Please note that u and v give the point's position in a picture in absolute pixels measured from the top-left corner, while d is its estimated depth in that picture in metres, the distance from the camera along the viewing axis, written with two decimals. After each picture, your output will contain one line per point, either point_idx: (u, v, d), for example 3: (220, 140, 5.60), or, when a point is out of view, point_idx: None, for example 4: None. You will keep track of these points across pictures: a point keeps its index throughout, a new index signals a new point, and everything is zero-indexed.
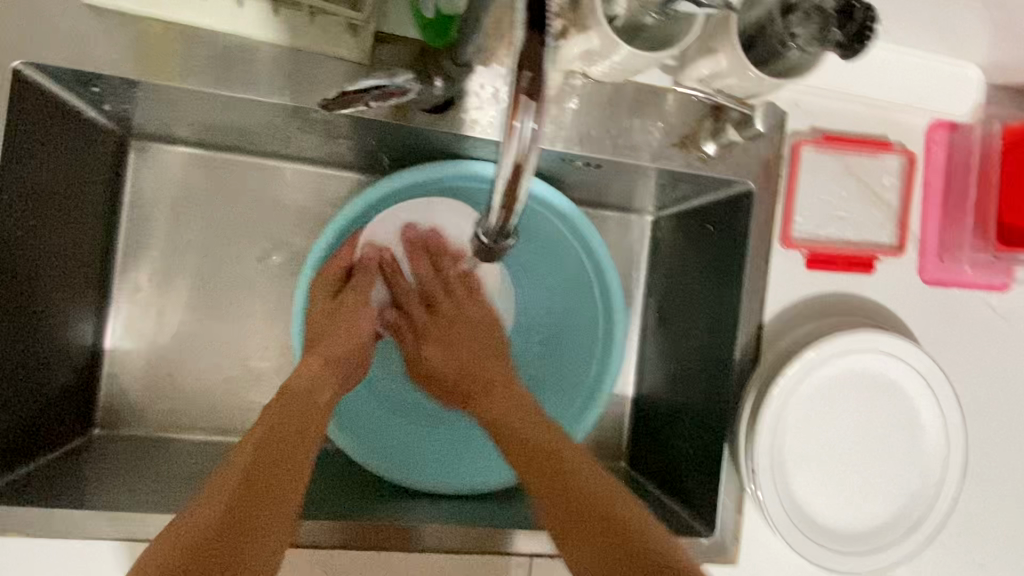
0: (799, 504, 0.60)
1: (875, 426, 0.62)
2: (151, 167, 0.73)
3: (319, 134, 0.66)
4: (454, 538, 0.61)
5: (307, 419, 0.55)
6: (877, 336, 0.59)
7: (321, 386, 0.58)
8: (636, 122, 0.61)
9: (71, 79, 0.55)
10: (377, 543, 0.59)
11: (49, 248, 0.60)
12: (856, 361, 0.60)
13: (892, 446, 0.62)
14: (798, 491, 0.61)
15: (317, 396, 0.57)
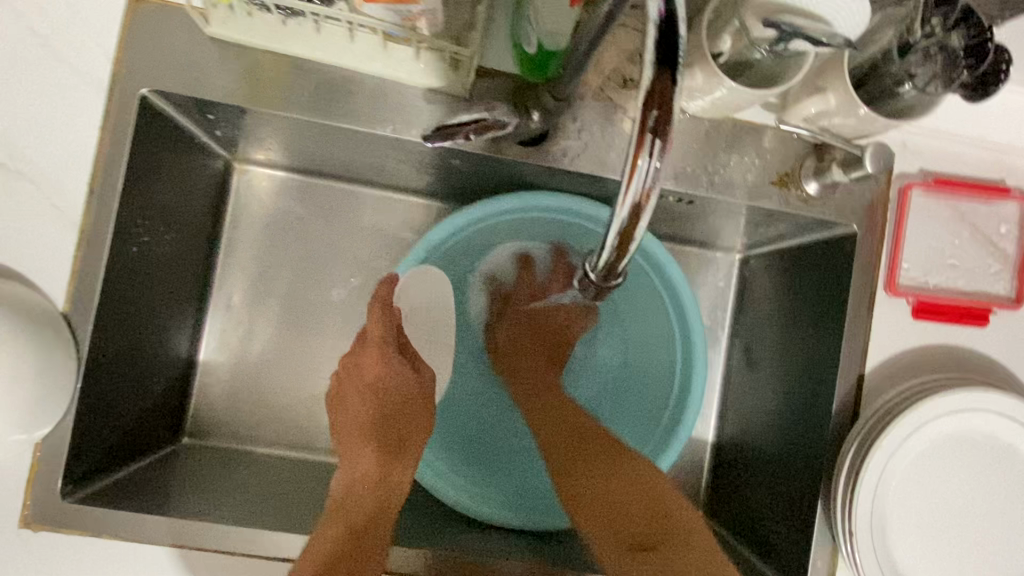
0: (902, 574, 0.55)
1: (990, 494, 0.57)
2: (251, 189, 0.76)
3: (416, 165, 0.67)
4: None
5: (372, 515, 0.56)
6: (996, 397, 0.54)
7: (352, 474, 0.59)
8: (732, 160, 0.60)
9: (190, 105, 0.58)
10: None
11: (156, 262, 0.64)
12: (972, 422, 0.55)
13: (1009, 518, 0.57)
14: (902, 561, 0.56)
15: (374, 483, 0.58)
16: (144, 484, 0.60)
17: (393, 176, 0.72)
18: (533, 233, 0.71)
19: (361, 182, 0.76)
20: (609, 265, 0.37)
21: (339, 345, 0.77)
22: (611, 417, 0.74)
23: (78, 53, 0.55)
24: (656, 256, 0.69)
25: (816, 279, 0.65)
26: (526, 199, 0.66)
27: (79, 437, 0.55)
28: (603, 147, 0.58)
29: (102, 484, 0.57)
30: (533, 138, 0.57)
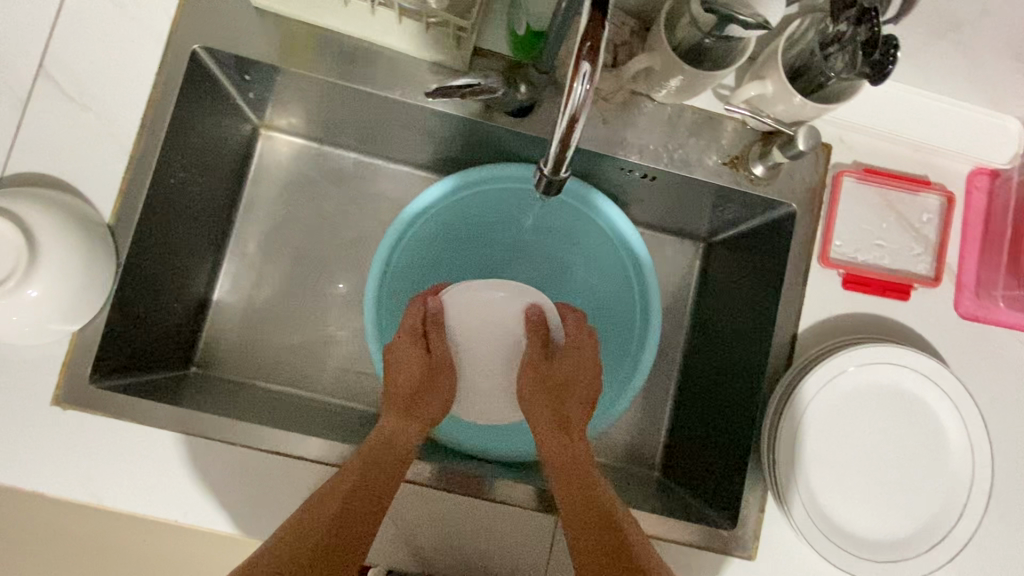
0: (819, 503, 0.63)
1: (900, 440, 0.65)
2: (272, 153, 0.86)
3: (419, 134, 0.78)
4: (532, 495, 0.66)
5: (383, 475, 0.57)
6: (905, 351, 0.63)
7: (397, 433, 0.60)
8: (691, 141, 0.70)
9: (232, 63, 0.68)
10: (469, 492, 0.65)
11: (189, 203, 0.73)
12: (885, 374, 0.64)
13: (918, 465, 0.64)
14: (819, 491, 0.63)
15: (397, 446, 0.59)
16: (157, 389, 0.68)
17: (397, 145, 0.82)
18: (507, 203, 0.80)
19: (370, 152, 0.86)
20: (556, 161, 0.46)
21: (338, 297, 0.86)
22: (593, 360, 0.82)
23: (144, 11, 0.65)
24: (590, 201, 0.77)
25: (762, 255, 0.74)
26: (487, 168, 0.76)
27: (110, 332, 0.64)
28: None
29: (123, 380, 0.66)
30: (518, 110, 0.67)
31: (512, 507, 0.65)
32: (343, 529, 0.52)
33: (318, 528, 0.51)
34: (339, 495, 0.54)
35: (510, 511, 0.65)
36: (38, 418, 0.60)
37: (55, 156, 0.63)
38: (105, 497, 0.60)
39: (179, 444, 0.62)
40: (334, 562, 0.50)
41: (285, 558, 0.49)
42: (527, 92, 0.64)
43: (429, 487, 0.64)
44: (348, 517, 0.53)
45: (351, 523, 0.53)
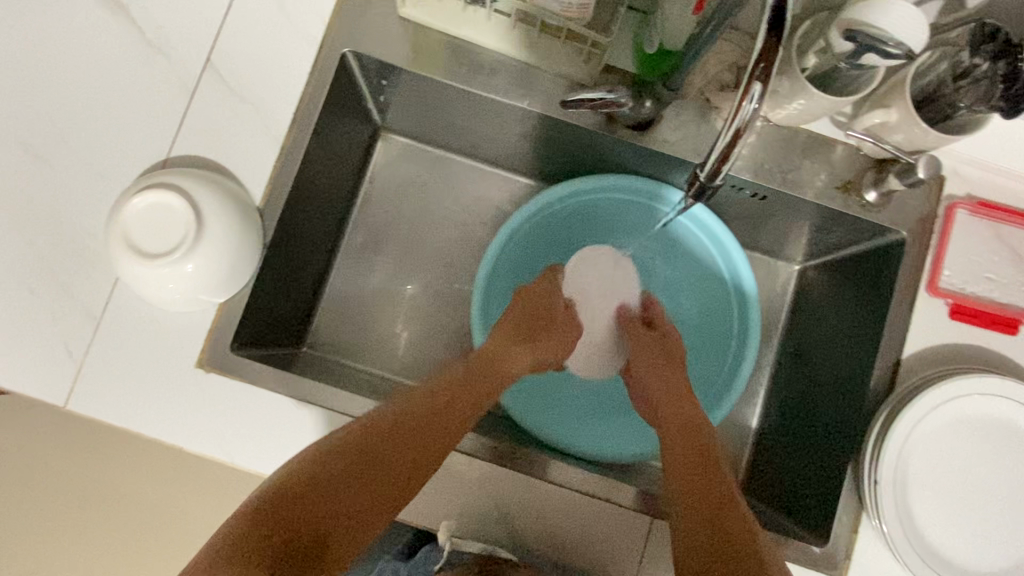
0: (917, 527, 0.63)
1: (1003, 472, 0.65)
2: (389, 152, 0.92)
3: (534, 142, 0.82)
4: (594, 485, 0.68)
5: (454, 403, 0.63)
6: (1012, 384, 0.63)
7: (478, 380, 0.67)
8: (805, 164, 0.72)
9: (374, 66, 0.74)
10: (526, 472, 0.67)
11: (321, 192, 0.79)
12: (994, 405, 0.64)
13: (1018, 502, 0.65)
14: (917, 515, 0.64)
15: (478, 392, 0.66)
16: (282, 365, 0.74)
17: (510, 152, 0.87)
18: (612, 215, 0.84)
19: (478, 156, 0.91)
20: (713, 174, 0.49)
21: (440, 293, 0.90)
22: None
23: (300, 14, 0.71)
24: (706, 223, 0.81)
25: (865, 282, 0.75)
26: (609, 175, 0.80)
27: (251, 306, 0.69)
28: (698, 138, 0.71)
29: (254, 352, 0.71)
30: (640, 124, 0.70)
31: (579, 494, 0.67)
32: (381, 465, 0.55)
33: (369, 446, 0.56)
34: (390, 431, 0.58)
35: (584, 499, 0.67)
36: (183, 378, 0.66)
37: (215, 142, 0.69)
38: (236, 456, 0.65)
39: (303, 413, 0.66)
40: (358, 483, 0.54)
41: (327, 467, 0.53)
42: (652, 107, 0.67)
43: (495, 467, 0.67)
44: (389, 454, 0.56)
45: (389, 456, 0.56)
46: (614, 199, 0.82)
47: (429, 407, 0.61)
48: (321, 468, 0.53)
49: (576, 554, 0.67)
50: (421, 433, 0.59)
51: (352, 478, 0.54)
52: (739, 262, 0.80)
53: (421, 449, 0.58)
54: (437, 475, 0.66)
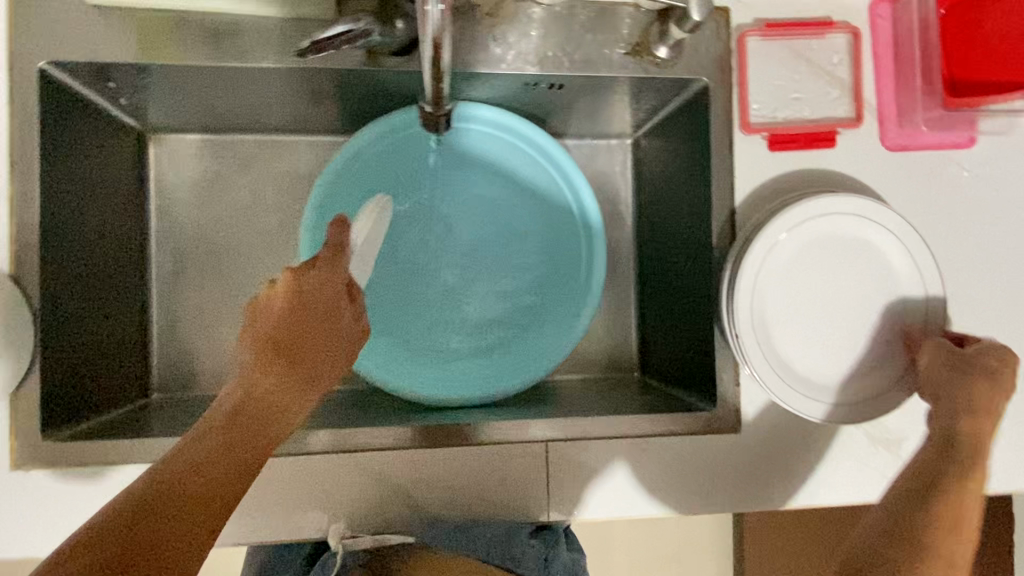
0: (786, 364, 0.64)
1: (852, 281, 0.66)
2: (169, 156, 0.82)
3: (312, 99, 0.74)
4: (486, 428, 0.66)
5: (260, 431, 0.48)
6: (831, 198, 0.64)
7: (286, 393, 0.50)
8: (588, 38, 0.67)
9: (89, 73, 0.63)
10: (425, 441, 0.65)
11: (95, 228, 0.70)
12: (821, 224, 0.65)
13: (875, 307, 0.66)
14: (783, 352, 0.65)
15: (286, 409, 0.50)
16: (123, 425, 0.67)
17: (296, 116, 0.79)
18: (418, 154, 0.78)
19: (267, 129, 0.82)
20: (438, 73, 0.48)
21: None
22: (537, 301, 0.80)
23: None
24: (530, 134, 0.78)
25: (685, 140, 0.73)
26: (399, 111, 0.75)
27: (53, 381, 0.62)
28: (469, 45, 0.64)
29: (80, 427, 0.64)
30: (403, 48, 0.63)
31: (476, 446, 0.66)
32: (159, 514, 0.43)
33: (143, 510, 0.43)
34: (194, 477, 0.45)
35: (486, 447, 0.66)
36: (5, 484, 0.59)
37: None
38: None
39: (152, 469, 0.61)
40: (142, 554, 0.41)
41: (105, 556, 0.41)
42: (405, 28, 0.60)
43: (385, 447, 0.65)
44: (166, 500, 0.44)
45: (174, 501, 0.44)
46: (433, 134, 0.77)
47: (228, 425, 0.47)
48: (100, 553, 0.41)
49: (483, 501, 0.66)
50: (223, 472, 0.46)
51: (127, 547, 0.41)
52: (569, 166, 0.78)
53: (199, 473, 0.45)
54: (321, 482, 0.64)
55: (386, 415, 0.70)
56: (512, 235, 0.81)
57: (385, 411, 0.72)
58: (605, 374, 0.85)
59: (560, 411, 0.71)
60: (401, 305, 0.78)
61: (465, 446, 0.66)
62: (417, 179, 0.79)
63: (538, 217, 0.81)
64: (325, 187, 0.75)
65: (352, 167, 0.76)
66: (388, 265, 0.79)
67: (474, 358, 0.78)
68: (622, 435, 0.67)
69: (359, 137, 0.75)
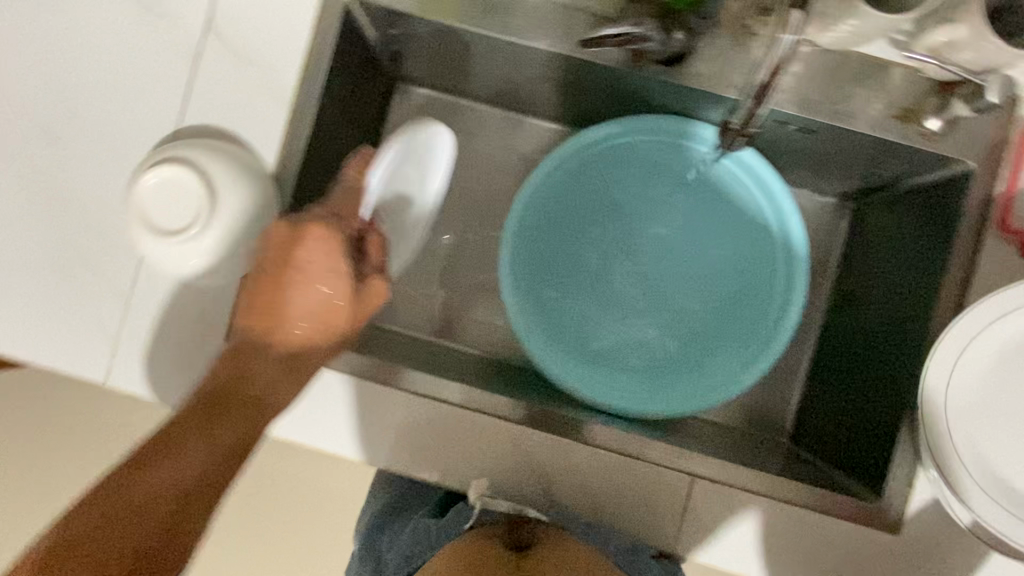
0: (993, 466, 0.58)
1: None
2: (407, 105, 0.88)
3: (557, 84, 0.77)
4: (618, 440, 0.67)
5: (226, 399, 0.54)
6: None
7: (249, 360, 0.55)
8: (857, 91, 0.64)
9: (382, 15, 0.70)
10: (553, 429, 0.67)
11: (338, 152, 0.77)
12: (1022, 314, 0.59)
13: None
14: (988, 451, 0.59)
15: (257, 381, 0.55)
16: None
17: (534, 97, 0.82)
18: (641, 161, 0.79)
19: (500, 102, 0.87)
20: None
21: (467, 248, 0.89)
22: (714, 335, 0.78)
23: None
24: (759, 172, 0.75)
25: (923, 220, 0.69)
26: (636, 116, 0.76)
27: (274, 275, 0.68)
28: (736, 69, 0.64)
29: (281, 321, 0.70)
30: (672, 58, 0.63)
31: (604, 450, 0.66)
32: (165, 518, 0.48)
33: (162, 520, 0.48)
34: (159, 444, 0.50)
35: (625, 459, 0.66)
36: (214, 352, 0.66)
37: (224, 112, 0.67)
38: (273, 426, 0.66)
39: (332, 380, 0.66)
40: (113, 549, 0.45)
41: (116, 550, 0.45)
42: (684, 39, 0.61)
43: (518, 423, 0.67)
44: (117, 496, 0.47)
45: (131, 500, 0.47)
46: (661, 145, 0.77)
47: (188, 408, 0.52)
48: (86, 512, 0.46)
49: (615, 510, 0.67)
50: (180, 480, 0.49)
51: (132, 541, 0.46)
52: (785, 205, 0.75)
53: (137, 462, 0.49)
54: (470, 442, 0.67)
55: (530, 395, 0.72)
56: (707, 262, 0.80)
57: (533, 392, 0.74)
58: (753, 429, 0.82)
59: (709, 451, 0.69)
60: (580, 300, 0.80)
61: (591, 448, 0.67)
62: (631, 184, 0.81)
63: (738, 253, 0.79)
64: (548, 170, 0.79)
65: (575, 158, 0.79)
66: (576, 260, 0.81)
67: (639, 371, 0.77)
68: (759, 489, 0.65)
69: (591, 131, 0.77)
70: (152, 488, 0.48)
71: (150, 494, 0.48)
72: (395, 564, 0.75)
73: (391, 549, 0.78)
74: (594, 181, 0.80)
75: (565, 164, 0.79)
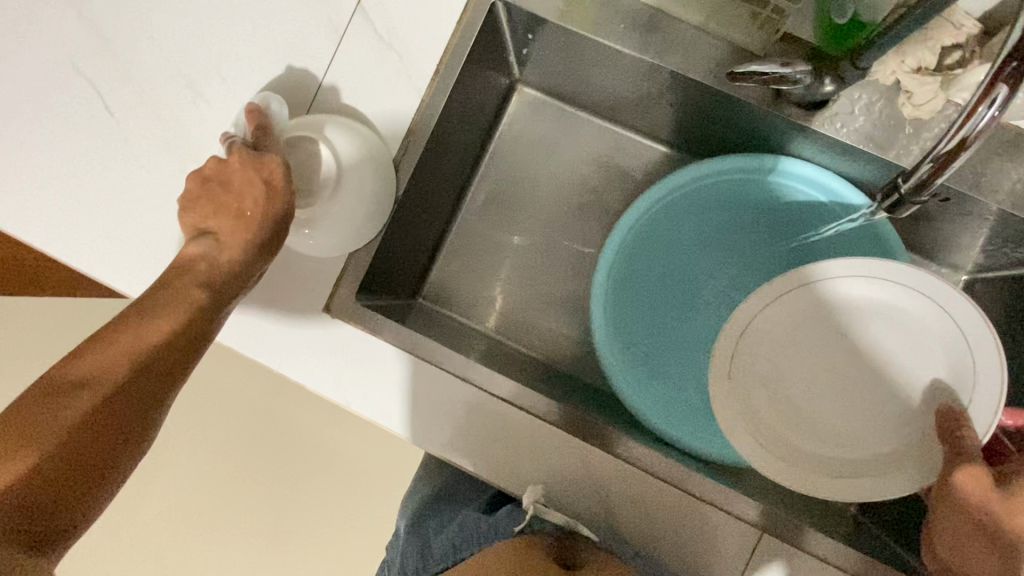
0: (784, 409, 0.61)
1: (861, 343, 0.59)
2: (522, 108, 0.89)
3: (680, 111, 0.76)
4: (664, 468, 0.65)
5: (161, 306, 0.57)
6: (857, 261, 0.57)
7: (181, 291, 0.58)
8: (1005, 166, 0.61)
9: (522, 19, 0.70)
10: (590, 439, 0.65)
11: (453, 146, 0.78)
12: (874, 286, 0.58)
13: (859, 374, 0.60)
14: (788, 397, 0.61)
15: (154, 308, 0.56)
16: (400, 314, 0.75)
17: (652, 119, 0.82)
18: (752, 201, 0.78)
19: (617, 118, 0.86)
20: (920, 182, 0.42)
21: (559, 256, 0.89)
22: None
23: None
24: (883, 237, 0.72)
25: None
26: (756, 154, 0.74)
27: (379, 256, 0.70)
28: (876, 124, 0.62)
29: (374, 300, 0.72)
30: (814, 103, 0.62)
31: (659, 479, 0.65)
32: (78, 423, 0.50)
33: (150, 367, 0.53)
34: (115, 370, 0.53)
35: (684, 495, 0.65)
36: (308, 320, 0.68)
37: (357, 92, 0.69)
38: (351, 401, 0.68)
39: (413, 367, 0.67)
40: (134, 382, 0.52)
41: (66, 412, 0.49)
42: (832, 86, 0.59)
43: (561, 430, 0.66)
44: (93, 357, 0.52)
45: (123, 348, 0.53)
46: (775, 188, 0.75)
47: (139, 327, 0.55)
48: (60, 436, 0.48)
49: (675, 544, 0.66)
50: (185, 325, 0.56)
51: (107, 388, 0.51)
52: None
53: (146, 322, 0.55)
54: (539, 450, 0.67)
55: (581, 406, 0.71)
56: None
57: (587, 405, 0.73)
58: None
59: (781, 504, 0.67)
60: (657, 328, 0.80)
61: (626, 463, 0.65)
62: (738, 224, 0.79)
63: None
64: (652, 199, 0.78)
65: (682, 190, 0.78)
66: (658, 288, 0.80)
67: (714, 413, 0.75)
68: (813, 550, 0.63)
69: (705, 165, 0.76)
70: (137, 341, 0.53)
71: (133, 346, 0.53)
72: (441, 552, 0.76)
73: (439, 535, 0.78)
74: (698, 215, 0.80)
75: (672, 194, 0.78)
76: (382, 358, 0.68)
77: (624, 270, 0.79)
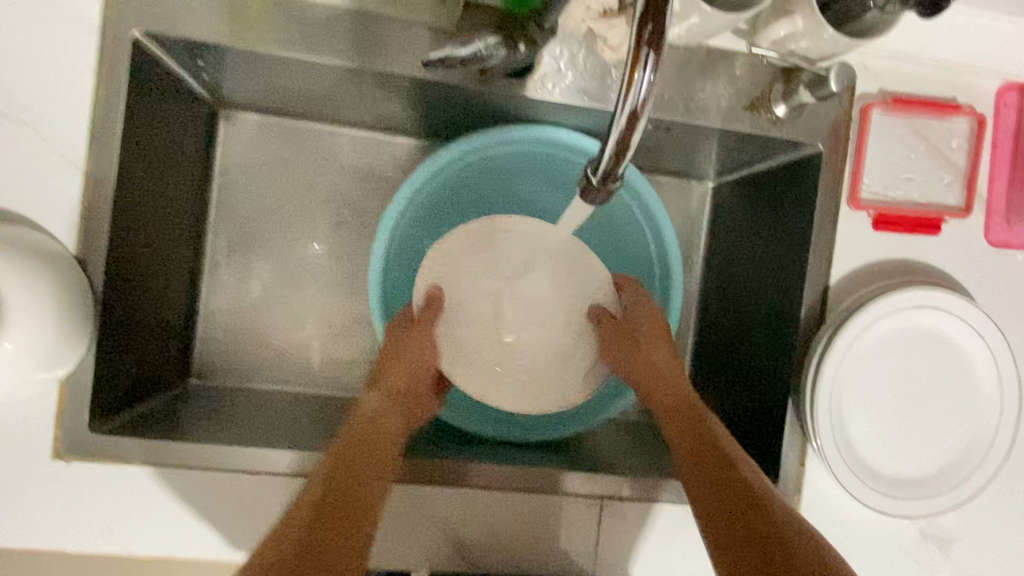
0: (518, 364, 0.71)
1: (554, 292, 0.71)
2: (237, 134, 0.77)
3: (400, 101, 0.70)
4: (520, 478, 0.63)
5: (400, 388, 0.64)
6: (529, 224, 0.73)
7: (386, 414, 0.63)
8: (707, 85, 0.63)
9: (181, 48, 0.59)
10: (446, 480, 0.62)
11: (158, 210, 0.66)
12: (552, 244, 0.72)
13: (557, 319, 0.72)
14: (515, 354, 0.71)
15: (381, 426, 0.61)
16: (165, 416, 0.64)
17: (377, 114, 0.75)
18: (497, 167, 0.75)
19: (341, 120, 0.77)
20: (608, 169, 0.39)
21: (337, 282, 0.80)
22: None
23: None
24: (633, 181, 0.72)
25: (784, 200, 0.69)
26: (489, 132, 0.68)
27: (102, 370, 0.58)
28: (581, 76, 0.61)
29: (122, 420, 0.60)
30: (517, 70, 0.59)
31: (511, 492, 0.63)
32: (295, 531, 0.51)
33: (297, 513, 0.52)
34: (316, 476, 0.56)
35: (525, 495, 0.64)
36: (42, 476, 0.57)
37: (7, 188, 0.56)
38: (133, 542, 0.58)
39: (192, 479, 0.59)
40: (328, 494, 0.54)
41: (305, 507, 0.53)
42: (527, 50, 0.56)
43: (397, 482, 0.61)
44: (329, 485, 0.54)
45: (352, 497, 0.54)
46: (514, 151, 0.71)
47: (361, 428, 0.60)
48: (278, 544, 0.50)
49: (531, 546, 0.64)
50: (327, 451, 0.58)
51: (311, 499, 0.53)
52: (658, 209, 0.72)
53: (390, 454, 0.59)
54: None
55: (412, 445, 0.66)
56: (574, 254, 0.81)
57: (418, 437, 0.69)
58: None
59: (616, 461, 0.69)
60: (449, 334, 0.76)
61: (487, 489, 0.63)
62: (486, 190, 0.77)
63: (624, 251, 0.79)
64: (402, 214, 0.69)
65: (426, 186, 0.71)
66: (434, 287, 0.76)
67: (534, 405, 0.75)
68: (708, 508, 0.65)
69: (442, 154, 0.68)
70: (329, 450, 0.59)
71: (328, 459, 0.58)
72: None
73: None
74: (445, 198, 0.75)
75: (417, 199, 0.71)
76: (155, 479, 0.58)
77: (401, 289, 0.75)
